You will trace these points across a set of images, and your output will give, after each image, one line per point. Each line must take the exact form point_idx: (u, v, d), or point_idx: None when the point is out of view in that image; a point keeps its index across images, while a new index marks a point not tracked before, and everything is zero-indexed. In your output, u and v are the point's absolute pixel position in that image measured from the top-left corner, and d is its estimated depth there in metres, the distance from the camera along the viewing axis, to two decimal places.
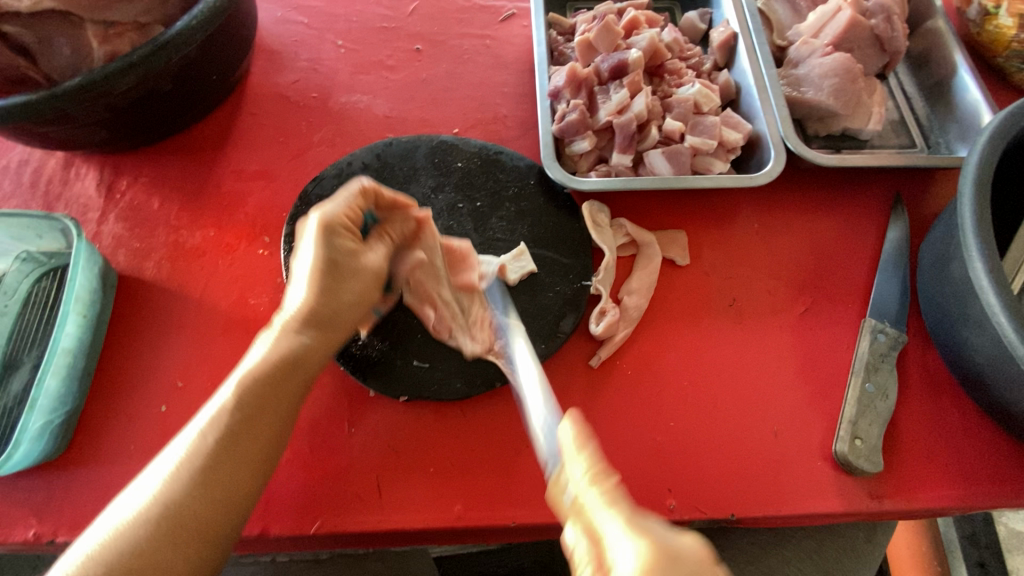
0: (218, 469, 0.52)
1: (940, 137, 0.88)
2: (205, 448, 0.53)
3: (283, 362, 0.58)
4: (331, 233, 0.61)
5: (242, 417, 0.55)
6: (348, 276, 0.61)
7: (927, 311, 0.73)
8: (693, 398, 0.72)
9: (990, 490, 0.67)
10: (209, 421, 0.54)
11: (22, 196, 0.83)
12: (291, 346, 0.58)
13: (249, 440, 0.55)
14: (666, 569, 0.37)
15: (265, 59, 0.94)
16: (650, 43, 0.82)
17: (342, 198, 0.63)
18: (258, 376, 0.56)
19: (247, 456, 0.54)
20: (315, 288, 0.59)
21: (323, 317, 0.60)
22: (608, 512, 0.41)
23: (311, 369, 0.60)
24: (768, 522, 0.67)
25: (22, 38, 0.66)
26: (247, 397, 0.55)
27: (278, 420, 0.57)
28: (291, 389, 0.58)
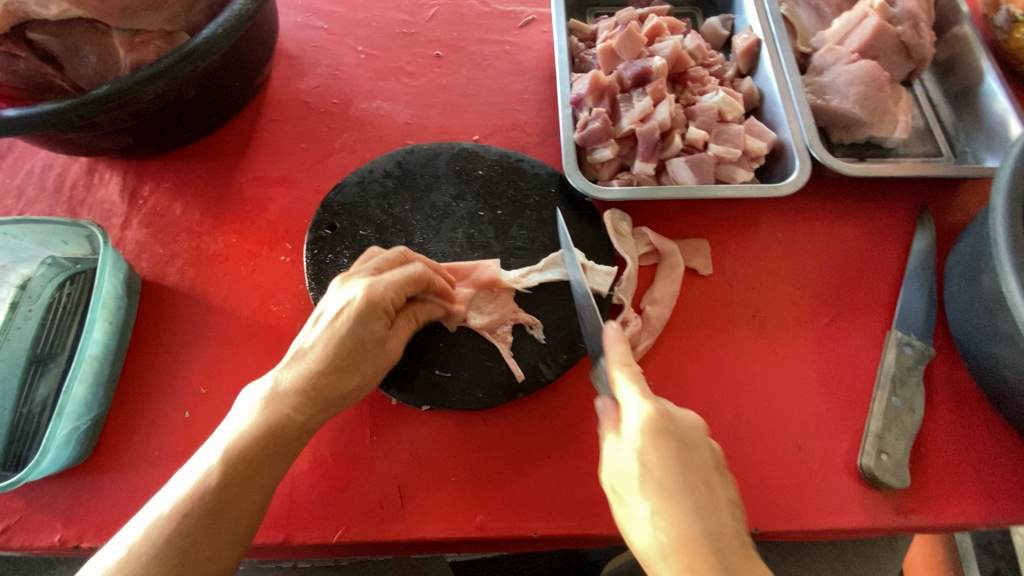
0: (190, 548, 0.49)
1: (966, 146, 0.87)
2: (178, 530, 0.49)
3: (270, 436, 0.54)
4: (370, 311, 0.60)
5: (221, 499, 0.51)
6: (365, 359, 0.61)
7: (954, 324, 0.72)
8: (716, 409, 0.71)
9: (1018, 506, 0.66)
10: (189, 492, 0.51)
11: (47, 200, 0.84)
12: (287, 419, 0.56)
13: (225, 524, 0.51)
14: (666, 421, 0.51)
15: (285, 64, 0.94)
16: (673, 50, 0.82)
17: (395, 276, 0.63)
18: (245, 452, 0.53)
19: (217, 542, 0.51)
20: (328, 365, 0.58)
21: (326, 399, 0.58)
22: (631, 387, 0.54)
23: (295, 449, 0.57)
24: (792, 536, 0.66)
25: (49, 46, 0.67)
26: (231, 474, 0.52)
27: (257, 503, 0.54)
28: (276, 468, 0.55)
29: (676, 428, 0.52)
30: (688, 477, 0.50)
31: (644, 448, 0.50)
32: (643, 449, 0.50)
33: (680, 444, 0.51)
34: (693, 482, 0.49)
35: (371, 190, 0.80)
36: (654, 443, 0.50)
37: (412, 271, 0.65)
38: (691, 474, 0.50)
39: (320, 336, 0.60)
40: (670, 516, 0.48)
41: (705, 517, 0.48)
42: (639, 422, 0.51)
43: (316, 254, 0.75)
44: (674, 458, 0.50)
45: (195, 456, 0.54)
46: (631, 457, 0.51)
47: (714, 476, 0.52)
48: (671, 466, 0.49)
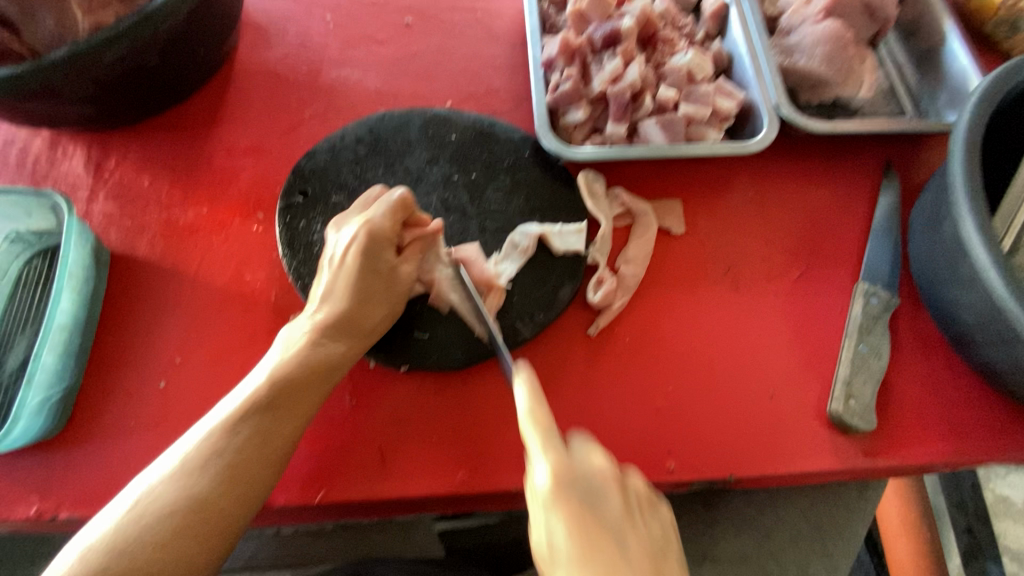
0: (241, 463, 0.55)
1: (930, 105, 0.89)
2: (231, 441, 0.55)
3: (312, 363, 0.61)
4: (373, 243, 0.66)
5: (266, 418, 0.57)
6: (383, 290, 0.66)
7: (918, 273, 0.74)
8: (690, 364, 0.72)
9: (979, 445, 0.69)
10: (237, 413, 0.57)
11: (9, 174, 0.82)
12: (318, 350, 0.62)
13: (274, 439, 0.57)
14: (568, 474, 0.53)
15: (252, 34, 0.93)
16: (642, 12, 0.82)
17: (385, 208, 0.67)
18: (288, 377, 0.59)
19: (267, 454, 0.57)
20: (352, 296, 0.64)
21: (351, 327, 0.64)
22: (534, 441, 0.53)
23: (340, 374, 0.63)
24: (765, 481, 0.68)
25: (5, 10, 0.65)
26: (277, 395, 0.58)
27: (301, 419, 0.60)
28: (318, 391, 0.61)
29: (579, 485, 0.53)
30: (597, 534, 0.51)
31: (558, 511, 0.51)
32: (553, 508, 0.52)
33: (582, 496, 0.53)
34: (597, 538, 0.51)
35: (343, 157, 0.79)
36: (560, 505, 0.52)
37: (394, 199, 0.68)
38: (603, 530, 0.52)
39: (335, 276, 0.65)
40: (585, 554, 0.50)
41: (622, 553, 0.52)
42: (544, 487, 0.52)
43: (289, 221, 0.75)
44: (579, 520, 0.51)
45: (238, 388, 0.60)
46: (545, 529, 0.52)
47: (628, 527, 0.54)
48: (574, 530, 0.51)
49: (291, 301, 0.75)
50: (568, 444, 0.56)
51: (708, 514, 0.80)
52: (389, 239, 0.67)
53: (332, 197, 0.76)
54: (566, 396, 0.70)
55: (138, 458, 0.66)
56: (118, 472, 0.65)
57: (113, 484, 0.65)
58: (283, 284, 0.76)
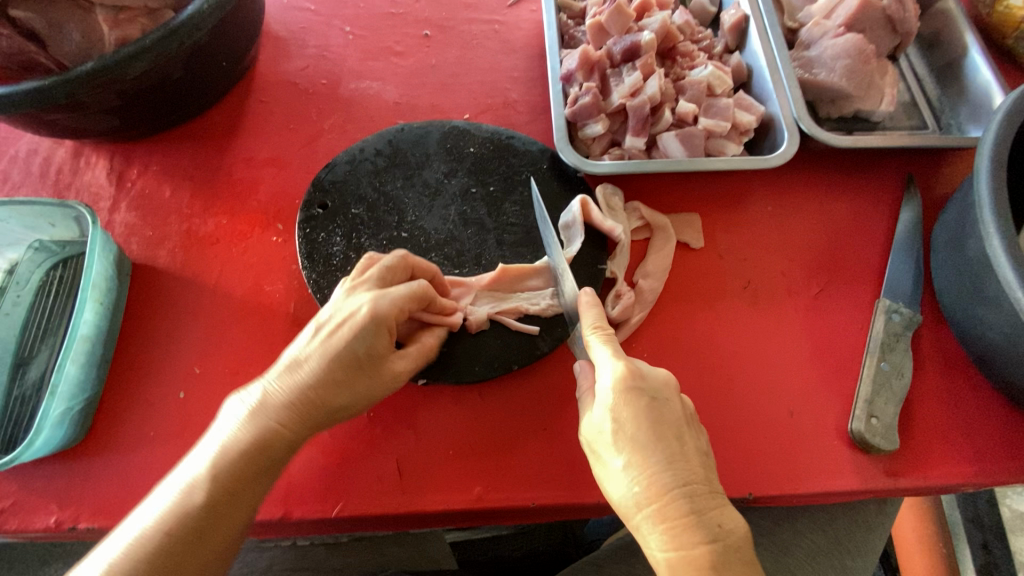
0: (170, 570, 0.49)
1: (951, 119, 0.88)
2: (165, 537, 0.50)
3: (259, 451, 0.54)
4: (371, 329, 0.57)
5: (208, 512, 0.51)
6: (361, 376, 0.57)
7: (941, 290, 0.73)
8: (708, 380, 0.72)
9: (1004, 466, 0.68)
10: (172, 508, 0.51)
11: (32, 184, 0.83)
12: (269, 436, 0.55)
13: (211, 541, 0.51)
14: (637, 382, 0.54)
15: (273, 46, 0.94)
16: (662, 25, 0.82)
17: (401, 293, 0.59)
18: (231, 469, 0.53)
19: (202, 554, 0.51)
20: (320, 376, 0.56)
21: (312, 418, 0.57)
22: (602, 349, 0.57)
23: (287, 460, 0.57)
24: (785, 500, 0.67)
25: (32, 23, 0.65)
26: (217, 491, 0.52)
27: (245, 514, 0.54)
28: (263, 483, 0.55)
29: (648, 388, 0.54)
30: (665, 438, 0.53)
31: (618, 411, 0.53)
32: (616, 409, 0.53)
33: (649, 402, 0.53)
34: (664, 436, 0.52)
35: (362, 169, 0.80)
36: (625, 412, 0.53)
37: (416, 289, 0.60)
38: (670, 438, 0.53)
39: (316, 358, 0.57)
40: (675, 534, 0.49)
41: (715, 532, 0.49)
42: (611, 382, 0.54)
43: (308, 234, 0.75)
44: (645, 413, 0.53)
45: (186, 461, 0.54)
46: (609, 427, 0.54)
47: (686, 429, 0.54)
48: (638, 420, 0.52)
49: (309, 312, 0.75)
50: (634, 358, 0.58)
51: None
52: (389, 328, 0.58)
53: (351, 209, 0.77)
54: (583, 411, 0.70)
55: (157, 469, 0.66)
56: (137, 483, 0.66)
57: (132, 494, 0.65)
58: (302, 296, 0.76)
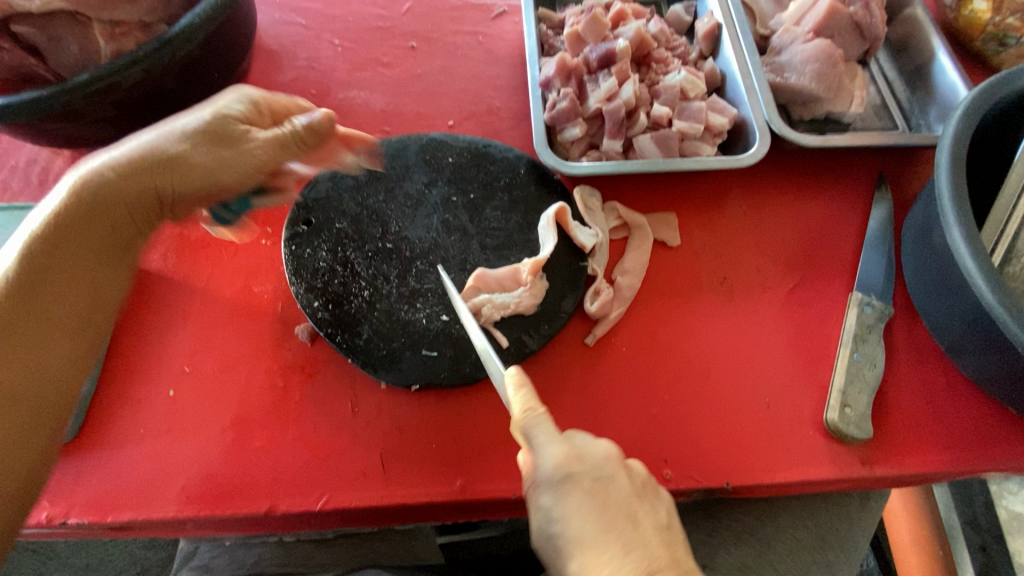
0: (35, 287, 0.55)
1: (921, 119, 0.92)
2: (11, 290, 0.53)
3: (92, 203, 0.58)
4: (239, 111, 0.63)
5: (47, 257, 0.55)
6: (230, 159, 0.61)
7: (913, 283, 0.75)
8: (687, 373, 0.73)
9: (978, 453, 0.69)
10: (17, 256, 0.55)
11: (31, 193, 0.86)
12: (110, 178, 0.58)
13: (67, 287, 0.57)
14: (579, 464, 0.54)
15: (264, 58, 0.97)
16: (636, 33, 0.85)
17: (260, 94, 0.67)
18: (63, 224, 0.56)
19: (66, 272, 0.57)
20: (172, 159, 0.60)
21: (170, 190, 0.61)
22: (537, 430, 0.54)
23: (133, 215, 0.60)
24: (762, 490, 0.69)
25: (33, 37, 0.69)
26: (60, 230, 0.56)
27: (100, 244, 0.59)
28: (116, 225, 0.60)
29: (581, 467, 0.54)
30: (608, 515, 0.52)
31: (567, 497, 0.53)
32: (560, 497, 0.53)
33: (590, 484, 0.53)
34: (613, 522, 0.52)
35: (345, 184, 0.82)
36: (561, 496, 0.53)
37: (275, 95, 0.68)
38: (617, 513, 0.53)
39: (167, 138, 0.60)
40: None
41: None
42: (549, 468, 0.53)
43: (295, 250, 0.77)
44: (586, 498, 0.53)
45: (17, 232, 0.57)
46: (555, 519, 0.53)
47: (636, 505, 0.54)
48: (582, 510, 0.52)
49: (297, 312, 0.77)
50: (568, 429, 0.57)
51: (709, 526, 0.80)
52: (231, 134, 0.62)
53: (336, 224, 0.79)
54: (564, 405, 0.71)
55: (145, 464, 0.67)
56: (124, 478, 0.67)
57: (119, 490, 0.66)
58: (290, 296, 0.78)
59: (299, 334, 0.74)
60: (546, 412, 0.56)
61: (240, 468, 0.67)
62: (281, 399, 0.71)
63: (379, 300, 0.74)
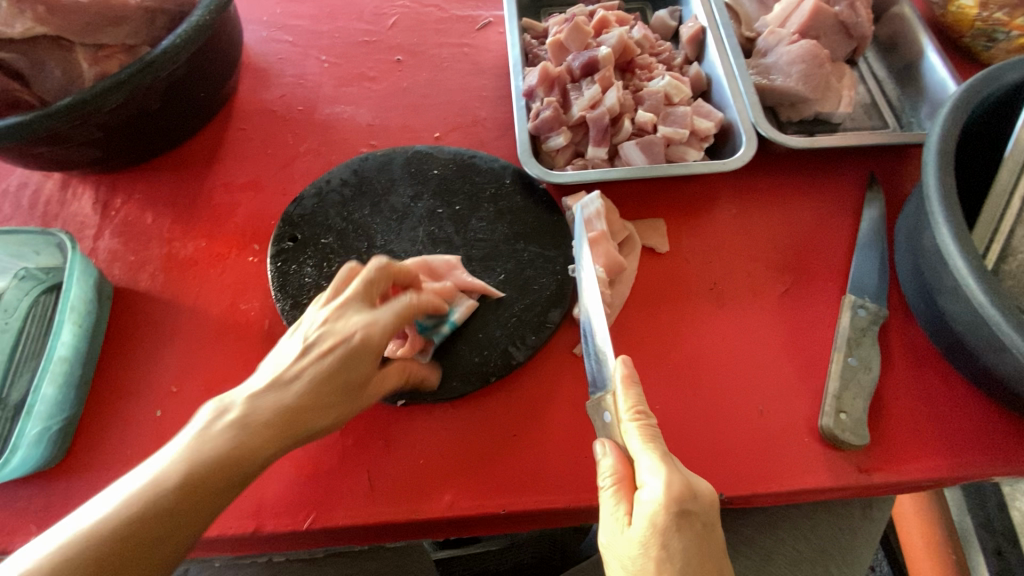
0: (109, 574, 0.44)
1: (912, 117, 0.90)
2: (87, 554, 0.44)
3: (225, 463, 0.49)
4: (358, 352, 0.56)
5: (150, 530, 0.46)
6: (339, 397, 0.56)
7: (906, 284, 0.73)
8: (677, 382, 0.72)
9: (979, 457, 0.67)
10: (115, 519, 0.45)
11: (21, 217, 0.86)
12: (246, 450, 0.50)
13: (141, 563, 0.45)
14: (680, 502, 0.52)
15: (252, 77, 0.98)
16: (619, 40, 0.85)
17: (390, 314, 0.59)
18: (186, 482, 0.47)
19: (142, 572, 0.45)
20: (311, 389, 0.54)
21: (292, 430, 0.53)
22: (648, 454, 0.54)
23: (249, 480, 0.51)
24: (757, 500, 0.67)
25: (15, 63, 0.69)
26: (173, 499, 0.47)
27: (181, 548, 0.48)
28: (210, 510, 0.49)
29: (695, 508, 0.53)
30: (696, 560, 0.52)
31: (657, 525, 0.52)
32: (664, 535, 0.52)
33: (695, 524, 0.52)
34: (700, 566, 0.52)
35: (330, 200, 0.82)
36: (666, 535, 0.52)
37: (404, 302, 0.61)
38: (706, 561, 0.53)
39: (294, 361, 0.55)
40: None
41: None
42: (656, 498, 0.52)
43: (281, 266, 0.77)
44: (690, 541, 0.52)
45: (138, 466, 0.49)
46: (639, 531, 0.53)
47: (722, 558, 0.54)
48: (680, 546, 0.52)
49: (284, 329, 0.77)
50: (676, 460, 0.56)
51: None
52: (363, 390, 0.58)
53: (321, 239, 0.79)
54: (554, 417, 0.70)
55: None
56: None
57: None
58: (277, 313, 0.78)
59: None
60: (657, 427, 0.57)
61: None
62: None
63: None
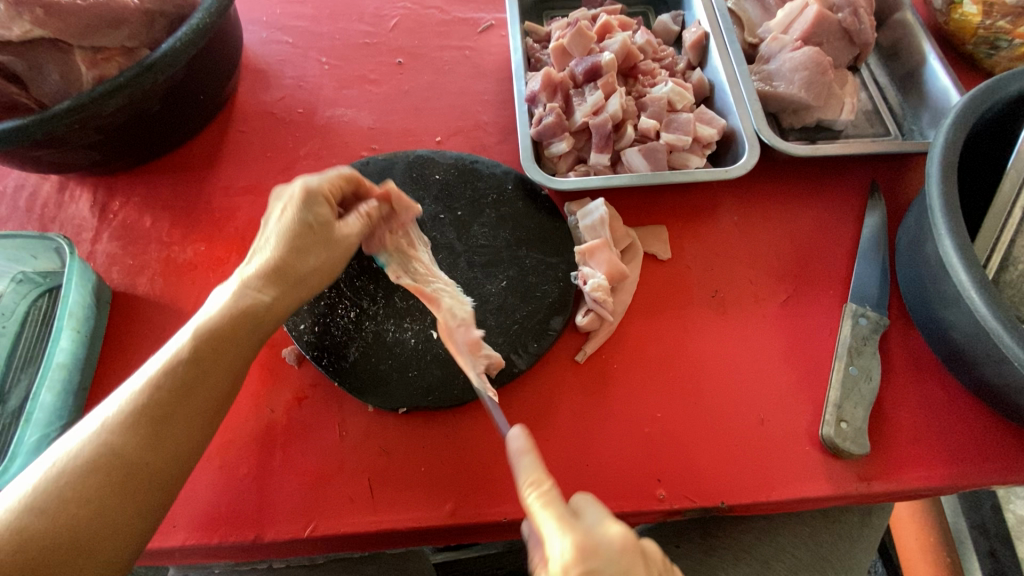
0: (169, 415, 0.54)
1: (913, 125, 0.90)
2: (139, 407, 0.53)
3: (240, 313, 0.59)
4: (308, 200, 0.62)
5: (193, 371, 0.56)
6: (315, 244, 0.63)
7: (907, 294, 0.73)
8: (678, 390, 0.72)
9: (977, 467, 0.67)
10: (162, 370, 0.55)
11: (18, 219, 0.86)
12: (250, 304, 0.60)
13: (198, 395, 0.56)
14: (589, 562, 0.47)
15: (252, 78, 0.97)
16: (622, 45, 0.85)
17: (332, 174, 0.65)
18: (212, 333, 0.57)
19: (196, 404, 0.56)
20: (286, 245, 0.61)
21: (286, 278, 0.61)
22: (546, 516, 0.50)
23: (265, 329, 0.61)
24: (758, 508, 0.67)
25: (14, 66, 0.69)
26: (200, 351, 0.56)
27: (225, 385, 0.58)
28: (240, 350, 0.59)
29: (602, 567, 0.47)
30: None
31: None
32: None
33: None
34: None
35: None
36: None
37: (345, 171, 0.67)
38: None
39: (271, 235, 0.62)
40: None
41: None
42: (563, 562, 0.48)
43: None
44: None
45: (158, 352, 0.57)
46: None
47: None
48: None
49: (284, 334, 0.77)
50: (583, 510, 0.52)
51: (706, 544, 0.78)
52: (328, 234, 0.63)
53: None
54: (555, 424, 0.70)
55: None
56: None
57: None
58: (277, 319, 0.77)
59: (284, 356, 0.73)
60: (554, 486, 0.52)
61: (226, 496, 0.66)
62: (269, 423, 0.70)
63: (366, 320, 0.74)
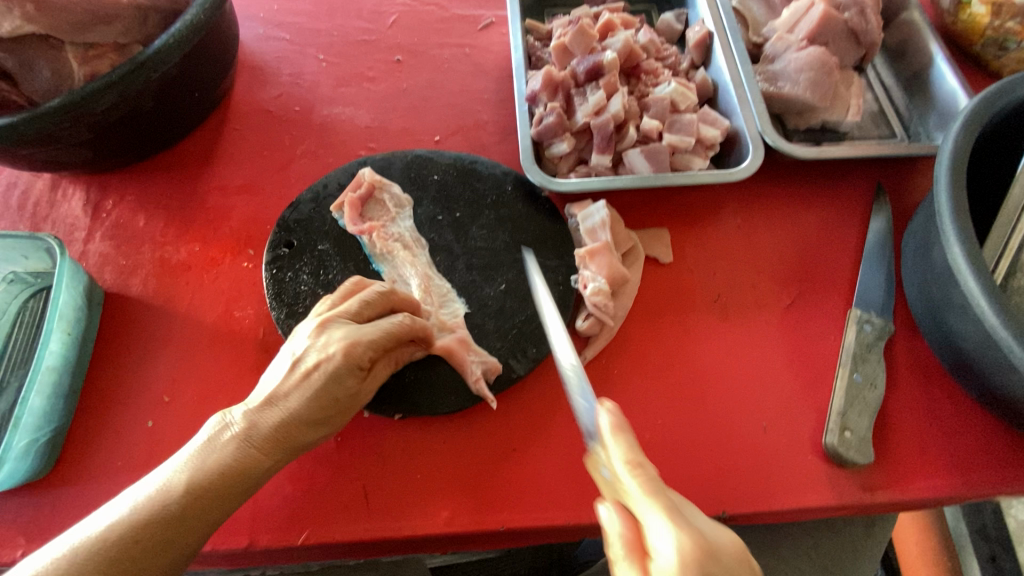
0: (158, 548, 0.49)
1: (920, 127, 0.89)
2: (129, 532, 0.48)
3: (236, 469, 0.53)
4: (343, 367, 0.57)
5: (190, 503, 0.51)
6: (334, 412, 0.58)
7: (913, 299, 0.72)
8: (679, 396, 0.71)
9: (982, 476, 0.66)
10: (151, 498, 0.50)
11: (9, 218, 0.84)
12: (253, 457, 0.54)
13: (189, 526, 0.51)
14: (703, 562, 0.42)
15: (248, 75, 0.95)
16: (625, 44, 0.83)
17: (377, 331, 0.60)
18: (206, 475, 0.52)
19: (190, 533, 0.51)
20: (305, 403, 0.56)
21: (291, 446, 0.56)
22: (655, 511, 0.45)
23: (258, 483, 0.56)
24: (759, 518, 0.66)
25: (3, 62, 0.67)
26: (197, 480, 0.52)
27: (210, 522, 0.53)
28: (237, 486, 0.54)
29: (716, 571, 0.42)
30: None
31: None
32: None
33: None
34: None
35: (327, 205, 0.80)
36: None
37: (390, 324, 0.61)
38: None
39: (280, 382, 0.57)
40: None
41: None
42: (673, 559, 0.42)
43: (275, 273, 0.75)
44: None
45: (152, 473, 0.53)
46: None
47: None
48: None
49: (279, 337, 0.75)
50: (685, 506, 0.47)
51: None
52: (349, 389, 0.58)
53: (317, 246, 0.77)
54: (554, 431, 0.69)
55: None
56: None
57: None
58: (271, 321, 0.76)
59: None
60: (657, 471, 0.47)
61: None
62: None
63: None
